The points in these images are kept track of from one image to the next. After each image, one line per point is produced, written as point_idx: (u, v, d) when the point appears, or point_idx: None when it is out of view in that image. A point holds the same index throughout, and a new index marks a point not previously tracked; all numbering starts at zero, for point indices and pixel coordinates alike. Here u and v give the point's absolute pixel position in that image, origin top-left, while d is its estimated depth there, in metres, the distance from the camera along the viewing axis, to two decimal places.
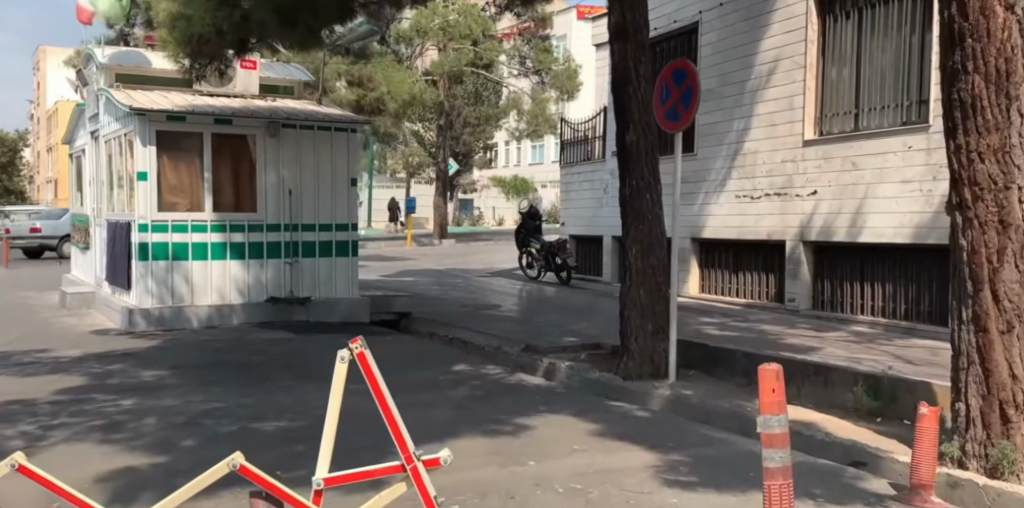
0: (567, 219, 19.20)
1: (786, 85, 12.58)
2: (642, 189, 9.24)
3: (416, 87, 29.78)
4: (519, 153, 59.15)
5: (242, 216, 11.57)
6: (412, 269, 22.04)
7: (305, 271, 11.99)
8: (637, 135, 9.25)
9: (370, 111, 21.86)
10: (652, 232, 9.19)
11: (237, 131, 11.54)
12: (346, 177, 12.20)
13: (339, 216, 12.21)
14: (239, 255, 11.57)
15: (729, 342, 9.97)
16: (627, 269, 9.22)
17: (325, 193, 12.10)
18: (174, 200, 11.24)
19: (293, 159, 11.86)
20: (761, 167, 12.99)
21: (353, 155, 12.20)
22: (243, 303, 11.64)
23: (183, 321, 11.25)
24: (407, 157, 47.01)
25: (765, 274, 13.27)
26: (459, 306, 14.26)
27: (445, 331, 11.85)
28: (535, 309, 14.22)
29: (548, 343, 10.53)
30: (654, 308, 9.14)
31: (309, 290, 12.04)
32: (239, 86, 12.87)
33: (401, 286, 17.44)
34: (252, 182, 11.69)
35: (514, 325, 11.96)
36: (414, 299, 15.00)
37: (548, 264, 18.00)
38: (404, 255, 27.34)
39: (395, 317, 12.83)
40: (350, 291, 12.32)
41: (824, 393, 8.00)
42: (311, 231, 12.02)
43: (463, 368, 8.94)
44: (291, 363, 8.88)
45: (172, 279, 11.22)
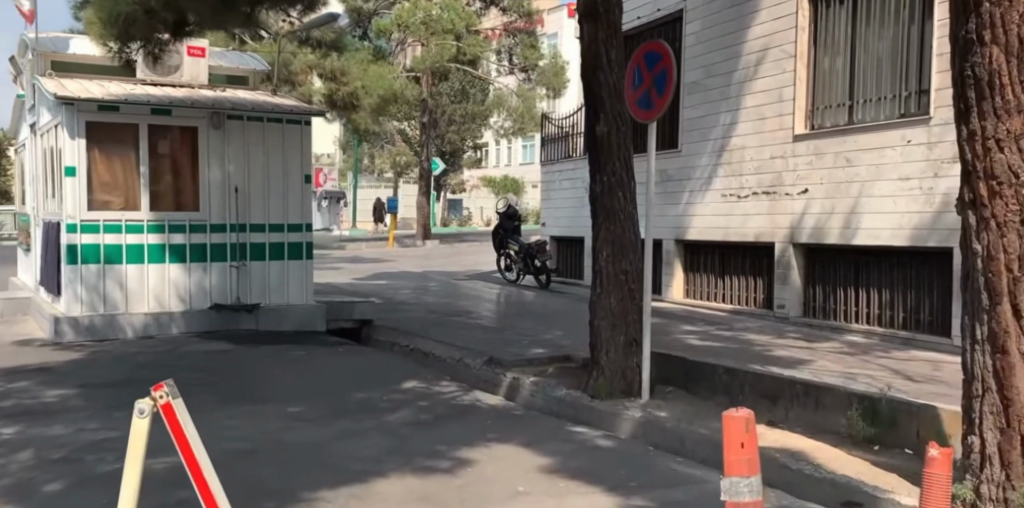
0: (547, 219, 18.22)
1: (776, 75, 11.67)
2: (614, 186, 8.30)
3: (397, 83, 28.73)
4: (508, 153, 58.07)
5: (183, 216, 10.64)
6: (388, 270, 21.06)
7: (254, 275, 11.05)
8: (608, 127, 8.32)
9: (344, 106, 21.02)
10: (625, 233, 8.26)
11: (177, 124, 10.60)
12: (299, 175, 11.27)
13: (291, 216, 11.27)
14: (180, 257, 10.64)
15: (712, 354, 9.04)
16: (597, 274, 8.29)
17: (276, 191, 11.15)
18: (107, 198, 10.31)
19: (241, 154, 10.91)
20: (749, 163, 12.08)
21: (306, 149, 11.27)
22: (184, 310, 10.70)
23: (116, 330, 10.33)
24: (393, 156, 45.99)
25: (753, 278, 12.35)
26: (426, 311, 13.30)
27: (405, 340, 10.90)
28: (507, 314, 13.26)
29: (513, 354, 9.59)
30: (626, 317, 8.19)
31: (258, 296, 11.09)
32: (187, 75, 12.03)
33: (371, 290, 16.45)
34: (195, 179, 10.75)
35: (479, 333, 11.00)
36: (380, 304, 14.03)
37: (527, 266, 16.99)
38: (383, 256, 26.34)
39: (356, 325, 11.89)
40: (304, 297, 11.38)
41: (815, 416, 7.09)
42: (261, 232, 11.08)
43: (413, 384, 8.01)
44: (220, 380, 7.94)
45: (104, 285, 10.27)
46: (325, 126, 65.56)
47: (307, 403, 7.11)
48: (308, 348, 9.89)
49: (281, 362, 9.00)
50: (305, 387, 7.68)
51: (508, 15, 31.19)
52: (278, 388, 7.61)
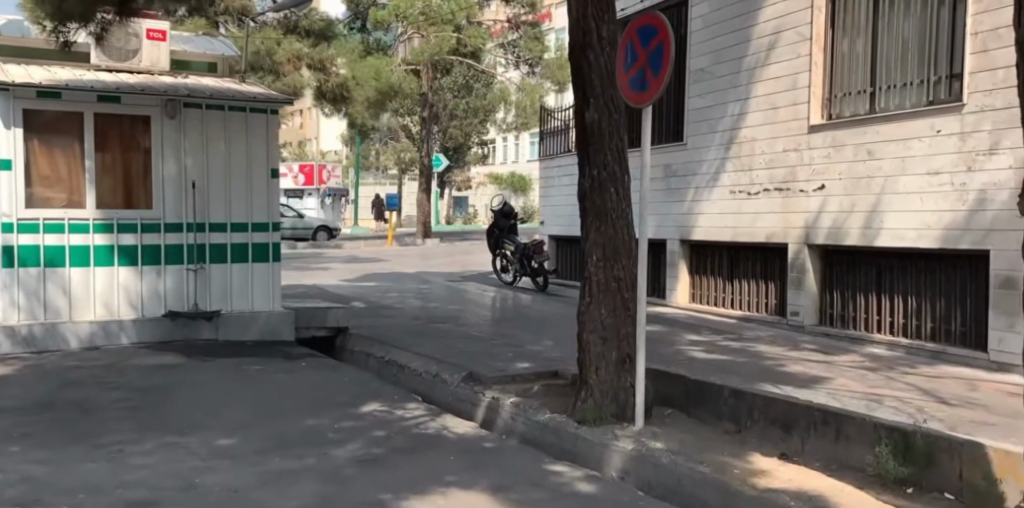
0: (546, 217, 17.14)
1: (788, 61, 10.61)
2: (606, 181, 7.25)
3: (394, 76, 27.73)
4: (516, 150, 57.00)
5: (134, 214, 9.69)
6: (381, 271, 20.03)
7: (213, 279, 10.07)
8: (598, 114, 7.28)
9: (333, 98, 20.08)
10: (616, 234, 7.22)
11: (127, 112, 9.65)
12: (264, 169, 10.30)
13: (256, 215, 10.30)
14: (130, 260, 9.68)
15: (718, 371, 7.98)
16: (585, 281, 7.26)
17: (238, 186, 10.18)
18: (48, 194, 9.38)
19: (199, 146, 9.95)
20: (759, 157, 11.02)
21: (272, 141, 10.31)
22: (135, 318, 9.73)
23: (58, 341, 9.38)
24: (397, 152, 44.96)
25: (763, 282, 11.28)
26: (410, 317, 12.27)
27: (380, 351, 9.88)
28: (498, 321, 12.21)
29: (495, 368, 8.54)
30: (618, 330, 7.16)
31: (218, 302, 10.11)
32: (146, 60, 11.07)
33: (357, 293, 15.42)
34: (147, 172, 9.79)
35: (461, 342, 9.96)
36: (361, 309, 13.00)
37: (523, 268, 15.90)
38: (380, 255, 25.34)
39: (330, 333, 10.87)
40: (271, 302, 10.39)
41: (835, 450, 6.04)
42: (221, 231, 10.11)
43: (373, 407, 7.01)
44: (153, 402, 6.96)
45: (45, 290, 9.31)
46: (332, 122, 64.61)
47: (242, 433, 6.11)
48: (267, 360, 8.90)
49: (231, 379, 8.00)
50: (247, 412, 6.69)
51: (512, 7, 30.09)
52: (216, 413, 6.62)
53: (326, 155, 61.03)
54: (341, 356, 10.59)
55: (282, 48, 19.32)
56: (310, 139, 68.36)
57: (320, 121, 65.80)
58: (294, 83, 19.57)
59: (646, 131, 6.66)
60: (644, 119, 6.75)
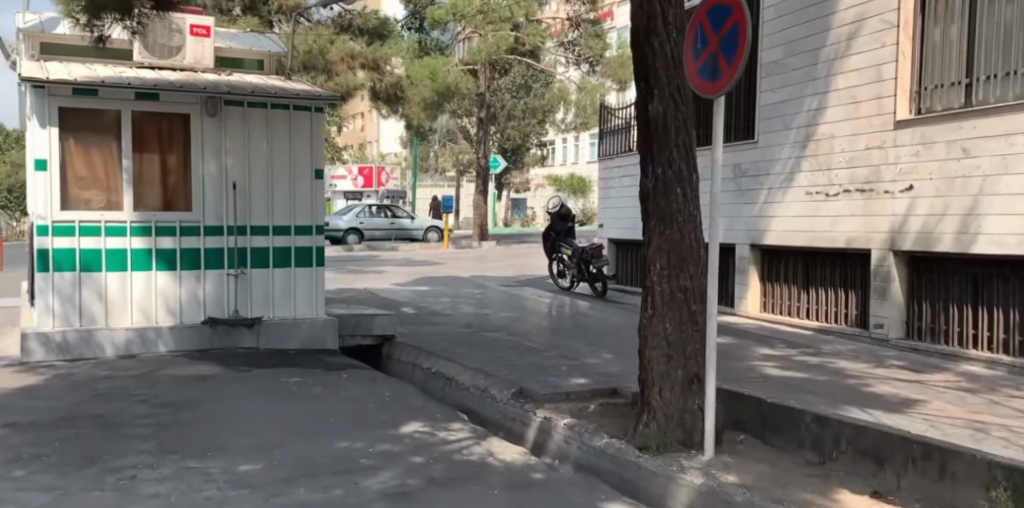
0: (605, 220, 16.41)
1: (872, 50, 9.75)
2: (671, 181, 6.55)
3: (450, 76, 27.22)
4: (576, 151, 56.23)
5: (172, 216, 9.24)
6: (435, 275, 19.48)
7: (255, 284, 9.59)
8: (663, 106, 6.57)
9: (387, 97, 19.72)
10: (683, 239, 6.50)
11: (166, 109, 9.21)
12: (308, 169, 9.80)
13: (299, 217, 9.79)
14: (169, 264, 9.25)
15: (795, 391, 7.20)
16: (647, 292, 6.56)
17: (281, 187, 9.69)
18: (85, 195, 8.98)
19: (240, 145, 9.49)
20: (839, 155, 10.19)
21: (316, 140, 9.80)
22: (173, 325, 9.28)
23: (93, 349, 8.96)
24: (455, 154, 44.48)
25: (842, 291, 10.43)
26: (461, 324, 11.67)
27: (428, 363, 9.30)
28: (553, 330, 11.53)
29: (549, 383, 7.87)
30: (685, 346, 6.44)
31: (259, 309, 9.62)
32: (190, 57, 10.63)
33: (408, 299, 14.86)
34: (186, 173, 9.35)
35: (513, 353, 9.32)
36: (410, 316, 12.43)
37: (581, 274, 15.19)
38: (436, 258, 24.83)
39: (377, 342, 10.39)
40: (314, 309, 9.87)
41: (940, 489, 5.25)
42: (263, 234, 9.62)
43: (414, 428, 6.40)
44: (178, 420, 6.44)
45: (80, 296, 8.90)
46: (391, 124, 64.58)
47: (268, 458, 5.55)
48: (306, 372, 8.36)
49: (265, 393, 7.47)
50: (277, 433, 6.13)
51: (572, 5, 29.37)
52: (242, 434, 6.07)
53: (385, 157, 60.98)
54: (388, 367, 10.03)
55: (334, 47, 18.25)
56: (369, 140, 68.48)
57: (379, 123, 65.82)
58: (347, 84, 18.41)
59: (718, 125, 5.93)
60: (715, 109, 6.00)
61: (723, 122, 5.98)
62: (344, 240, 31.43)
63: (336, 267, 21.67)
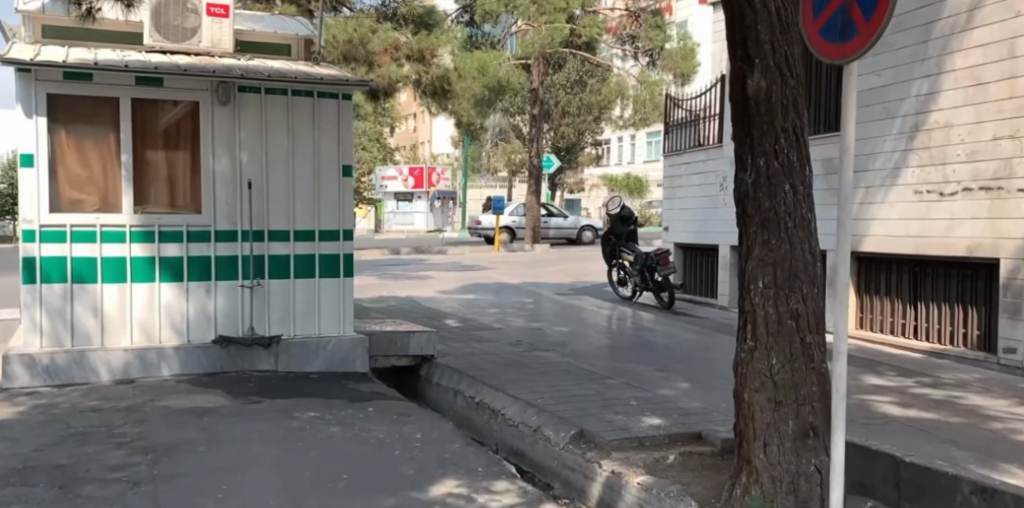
0: (671, 222, 14.90)
1: (1001, 22, 8.21)
2: (778, 175, 5.17)
3: (502, 70, 25.94)
4: (632, 150, 54.85)
5: (178, 220, 8.02)
6: (484, 281, 18.12)
7: (273, 298, 8.33)
8: (765, 81, 5.19)
9: (432, 92, 18.20)
10: (794, 250, 5.11)
11: (172, 97, 8.01)
12: (334, 165, 8.53)
13: (324, 221, 8.51)
14: (175, 275, 8.03)
15: (931, 443, 5.71)
16: (746, 316, 5.19)
17: (303, 186, 8.42)
18: (78, 196, 7.79)
19: (256, 138, 8.24)
20: (957, 147, 8.69)
21: (344, 131, 8.55)
22: (179, 344, 8.06)
23: (85, 373, 7.76)
24: (507, 154, 43.25)
25: (960, 308, 8.92)
26: (510, 342, 10.32)
27: (471, 390, 7.98)
28: (615, 349, 10.10)
29: (617, 422, 6.47)
30: (796, 390, 5.03)
31: (279, 327, 8.36)
32: (206, 41, 9.39)
33: (453, 310, 13.51)
34: (195, 169, 8.13)
35: (571, 380, 7.93)
36: (453, 332, 11.10)
37: (644, 282, 13.71)
38: (486, 262, 23.52)
39: (415, 363, 9.15)
40: (341, 326, 8.58)
41: None
42: (283, 240, 8.36)
43: (447, 489, 5.22)
44: (157, 474, 5.18)
45: (72, 311, 7.73)
46: (443, 124, 63.57)
47: None
48: (326, 402, 7.08)
49: (272, 435, 6.18)
50: None
51: None
52: None
53: (437, 157, 59.94)
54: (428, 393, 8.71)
55: (377, 37, 17.19)
56: (422, 141, 67.52)
57: (430, 123, 64.84)
58: (390, 74, 17.16)
59: (849, 100, 4.50)
60: (844, 79, 4.56)
61: (856, 96, 4.55)
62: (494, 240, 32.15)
63: (379, 272, 20.40)
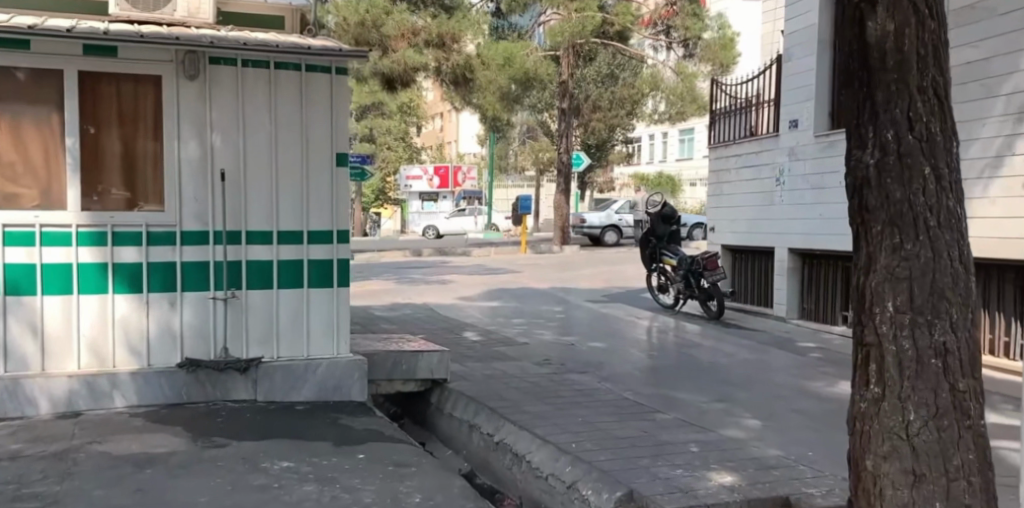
0: (718, 221, 13.36)
1: None
2: (913, 154, 3.70)
3: (529, 61, 24.54)
4: (665, 148, 53.41)
5: (136, 218, 6.64)
6: (510, 286, 16.65)
7: (252, 313, 6.92)
8: (893, 23, 3.72)
9: (454, 79, 17.07)
10: (937, 259, 3.65)
11: (128, 70, 6.63)
12: (327, 153, 7.11)
13: (312, 219, 7.07)
14: (132, 285, 6.65)
15: None
16: (868, 352, 3.74)
17: (289, 178, 7.01)
18: (14, 188, 6.44)
19: (232, 120, 6.85)
20: None
21: (340, 112, 7.13)
22: (137, 369, 6.67)
23: (21, 404, 6.37)
24: (535, 152, 41.92)
25: None
26: (536, 361, 8.86)
27: (490, 426, 6.54)
28: (660, 370, 8.60)
29: (676, 480, 4.98)
30: (945, 459, 3.59)
31: (259, 347, 6.95)
32: (182, 10, 7.82)
33: (474, 321, 12.04)
34: (157, 157, 6.75)
35: (612, 416, 6.44)
36: (471, 348, 9.63)
37: (690, 290, 12.21)
38: (513, 265, 22.12)
39: (424, 388, 7.73)
40: (334, 346, 7.14)
41: None
42: (264, 243, 6.95)
43: None
44: None
45: (5, 328, 6.37)
46: (470, 121, 62.35)
47: None
48: (306, 447, 5.65)
49: (227, 499, 4.74)
50: None
51: None
52: None
53: (463, 156, 58.59)
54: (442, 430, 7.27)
55: (392, 18, 15.80)
56: (448, 141, 66.32)
57: (457, 121, 63.59)
58: (407, 59, 15.74)
59: None
60: None
61: None
62: (599, 239, 31.42)
63: (397, 276, 18.98)
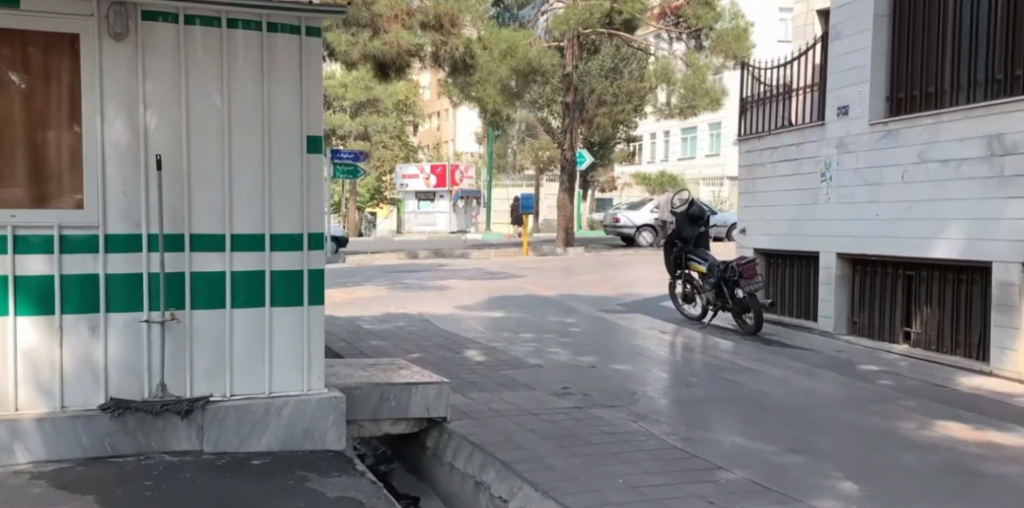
0: (750, 222, 11.90)
1: None
2: None
3: (533, 51, 23.10)
4: (668, 146, 52.03)
5: (46, 217, 5.14)
6: (513, 293, 15.15)
7: (197, 339, 5.42)
8: None
9: (454, 65, 15.61)
10: None
11: (37, 27, 5.13)
12: (297, 136, 5.59)
13: (277, 220, 5.56)
14: (42, 305, 5.15)
15: None
16: None
17: (248, 169, 5.50)
18: None
19: (172, 92, 5.35)
20: None
21: (313, 83, 5.62)
22: (46, 414, 5.17)
23: None
24: (536, 150, 40.47)
25: None
26: (553, 389, 7.37)
27: (504, 488, 5.05)
28: (703, 400, 7.10)
29: None
30: None
31: (207, 383, 5.45)
32: None
33: (475, 336, 10.52)
34: (73, 140, 5.23)
35: (661, 477, 4.96)
36: (473, 372, 8.14)
37: (722, 300, 10.72)
38: (515, 269, 20.64)
39: (418, 428, 6.22)
40: (302, 380, 5.64)
41: None
42: (214, 250, 5.44)
43: None
44: None
45: None
46: (467, 119, 60.93)
47: None
48: None
49: None
50: None
51: None
52: None
53: (461, 155, 57.14)
54: (447, 489, 5.77)
55: None
56: (445, 139, 64.81)
57: (455, 118, 62.14)
58: (402, 41, 14.25)
59: None
60: None
61: None
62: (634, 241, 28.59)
63: (389, 281, 17.46)
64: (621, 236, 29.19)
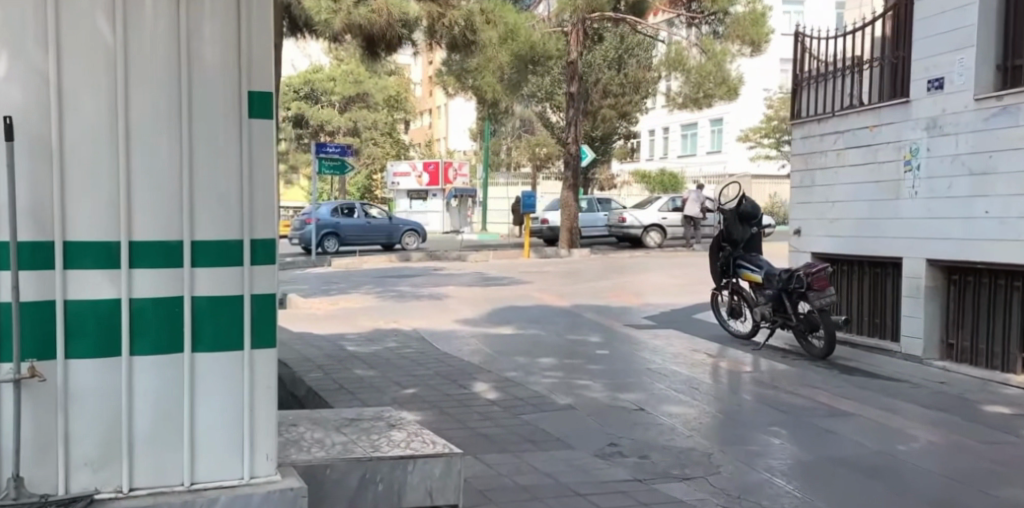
0: (807, 221, 10.03)
1: None
2: None
3: (535, 35, 21.22)
4: (668, 143, 50.25)
5: None
6: (519, 304, 13.18)
7: (73, 408, 3.49)
8: None
9: (452, 42, 13.71)
10: None
11: None
12: (234, 88, 3.63)
13: (202, 220, 3.62)
14: None
15: None
16: None
17: (154, 137, 3.55)
18: None
19: (32, 18, 3.39)
20: None
21: (257, 10, 3.66)
22: None
23: None
24: (534, 147, 38.60)
25: None
26: (597, 447, 5.47)
27: None
28: (805, 465, 5.20)
29: None
30: None
31: (91, 473, 3.52)
32: None
33: (482, 361, 8.57)
34: None
35: None
36: (487, 418, 6.23)
37: (783, 316, 8.86)
38: (518, 273, 18.73)
39: None
40: (240, 463, 3.71)
41: None
42: (103, 268, 3.51)
43: None
44: None
45: None
46: (460, 115, 59.01)
47: None
48: None
49: None
50: None
51: None
52: None
53: (453, 153, 55.21)
54: None
55: None
56: (437, 137, 62.88)
57: (447, 114, 60.21)
58: (391, 8, 12.37)
59: None
60: None
61: None
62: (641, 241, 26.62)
63: (379, 288, 15.50)
64: (624, 237, 27.24)
